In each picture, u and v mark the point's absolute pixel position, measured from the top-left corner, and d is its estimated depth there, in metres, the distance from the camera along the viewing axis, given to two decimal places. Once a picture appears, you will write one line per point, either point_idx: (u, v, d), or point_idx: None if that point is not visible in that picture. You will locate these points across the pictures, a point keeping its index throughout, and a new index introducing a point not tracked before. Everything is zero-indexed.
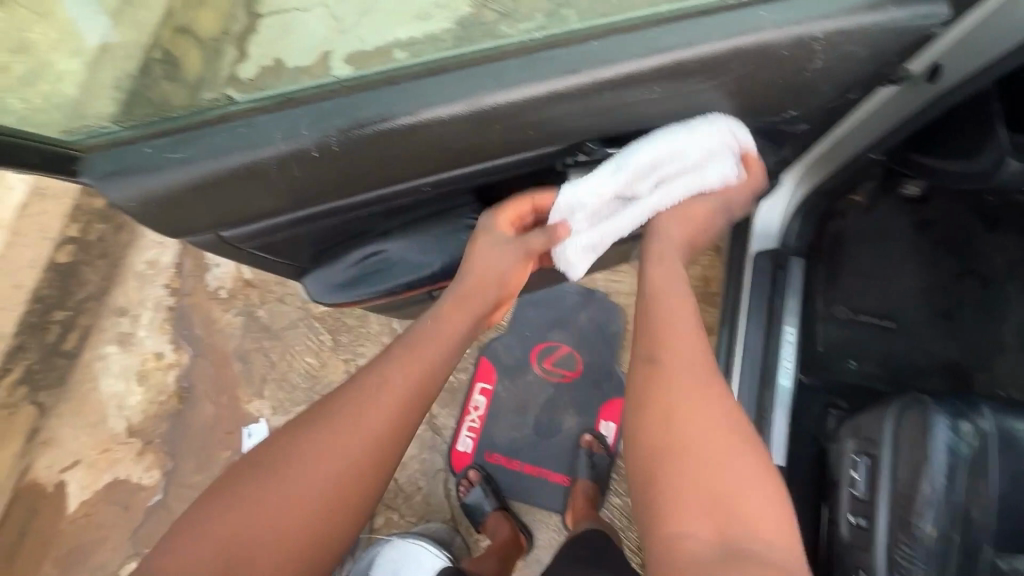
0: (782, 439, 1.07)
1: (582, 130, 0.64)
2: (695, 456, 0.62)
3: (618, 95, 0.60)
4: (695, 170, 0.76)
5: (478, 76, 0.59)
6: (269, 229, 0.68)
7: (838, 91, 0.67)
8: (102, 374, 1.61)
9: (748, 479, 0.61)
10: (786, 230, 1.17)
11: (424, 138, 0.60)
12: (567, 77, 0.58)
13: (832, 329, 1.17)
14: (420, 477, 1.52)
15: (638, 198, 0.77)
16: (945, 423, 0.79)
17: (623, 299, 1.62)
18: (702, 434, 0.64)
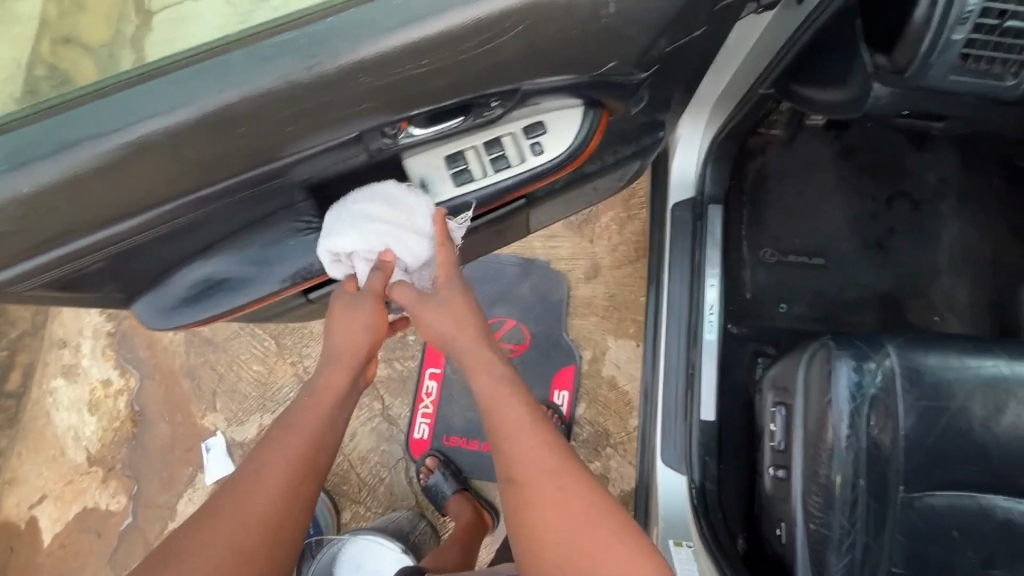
0: (712, 394, 1.04)
1: (386, 114, 0.58)
2: (581, 543, 0.61)
3: (405, 70, 0.54)
4: (536, 139, 0.69)
5: (239, 67, 0.52)
6: (28, 281, 0.60)
7: (671, 31, 0.61)
8: (54, 409, 1.60)
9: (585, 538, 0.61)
10: (701, 176, 1.11)
11: (200, 150, 0.54)
12: (338, 56, 0.52)
13: (761, 274, 1.13)
14: (381, 468, 1.52)
15: (478, 177, 0.70)
16: (850, 366, 0.76)
17: (564, 265, 1.57)
18: (559, 532, 0.62)
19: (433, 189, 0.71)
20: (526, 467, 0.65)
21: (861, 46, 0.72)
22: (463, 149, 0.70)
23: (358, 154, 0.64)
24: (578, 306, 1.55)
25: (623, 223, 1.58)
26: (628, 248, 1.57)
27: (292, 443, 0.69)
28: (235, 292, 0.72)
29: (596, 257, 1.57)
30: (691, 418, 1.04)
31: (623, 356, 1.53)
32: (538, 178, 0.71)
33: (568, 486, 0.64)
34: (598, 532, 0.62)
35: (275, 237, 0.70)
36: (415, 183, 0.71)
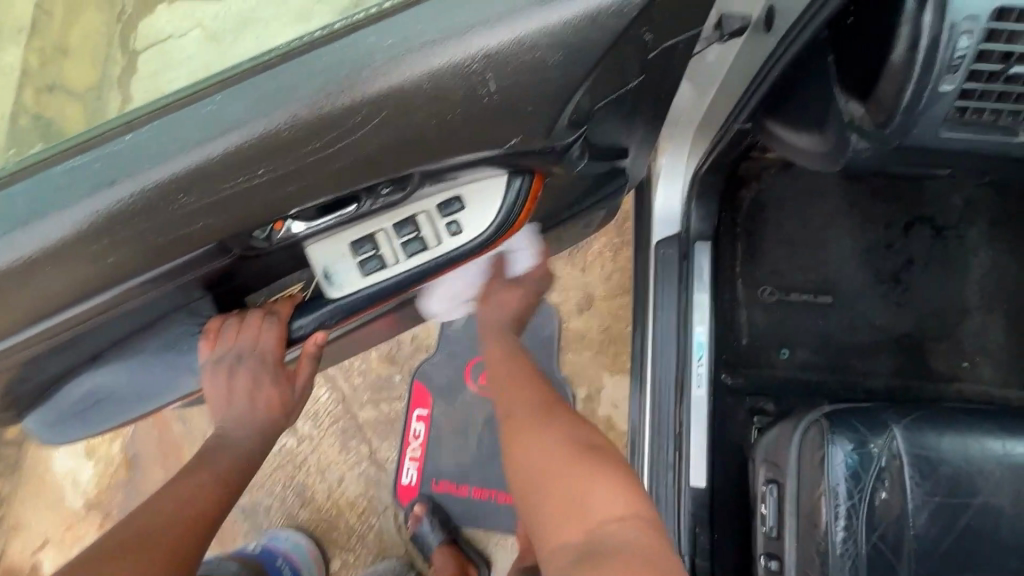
0: (704, 458, 0.93)
1: (282, 206, 0.54)
2: (601, 505, 0.60)
3: (299, 156, 0.50)
4: (453, 217, 0.66)
5: (114, 161, 0.49)
6: None
7: (586, 83, 0.54)
8: (53, 454, 1.62)
9: (597, 484, 0.63)
10: (684, 211, 1.00)
11: (84, 254, 0.51)
12: (216, 141, 0.48)
13: (759, 316, 1.01)
14: (370, 515, 1.47)
15: (390, 261, 0.67)
16: (849, 448, 0.64)
17: (555, 297, 1.48)
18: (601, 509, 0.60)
19: (337, 281, 0.68)
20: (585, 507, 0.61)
21: (837, 89, 0.63)
22: (374, 231, 0.66)
23: (262, 254, 0.64)
24: (570, 340, 1.45)
25: (617, 250, 1.47)
26: (622, 277, 1.46)
27: (189, 487, 0.70)
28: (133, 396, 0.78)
29: (589, 288, 1.47)
30: (681, 486, 0.92)
31: (619, 394, 1.42)
32: (463, 259, 0.68)
33: (639, 556, 0.53)
34: (611, 471, 0.64)
35: (161, 348, 0.75)
36: (320, 275, 0.68)
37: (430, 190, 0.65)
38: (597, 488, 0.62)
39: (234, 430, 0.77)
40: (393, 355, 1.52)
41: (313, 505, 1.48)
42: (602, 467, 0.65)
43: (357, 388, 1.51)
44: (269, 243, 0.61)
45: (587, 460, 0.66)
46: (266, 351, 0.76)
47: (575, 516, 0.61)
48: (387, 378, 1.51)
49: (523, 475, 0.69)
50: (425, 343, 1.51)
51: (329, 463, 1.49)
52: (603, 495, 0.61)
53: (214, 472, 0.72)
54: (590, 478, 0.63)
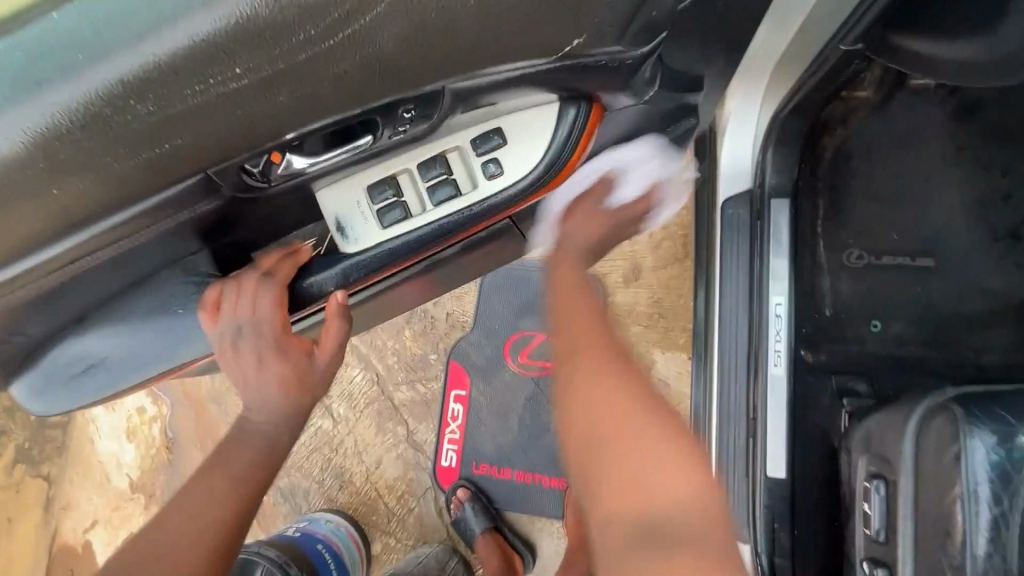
0: (782, 445, 0.82)
1: (277, 121, 0.45)
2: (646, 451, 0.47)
3: (285, 52, 0.40)
4: (489, 156, 0.61)
5: (28, 57, 0.37)
6: None
7: None
8: (96, 437, 1.63)
9: (664, 459, 0.47)
10: (758, 167, 0.87)
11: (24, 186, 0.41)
12: (165, 32, 0.37)
13: (844, 283, 0.87)
14: (410, 498, 1.42)
15: (415, 209, 0.63)
16: (993, 441, 0.53)
17: (599, 268, 1.36)
18: (625, 461, 0.47)
19: (354, 234, 0.65)
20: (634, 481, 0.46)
21: None
22: (400, 173, 0.62)
23: (261, 196, 0.57)
24: (617, 314, 1.35)
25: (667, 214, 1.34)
26: (674, 244, 1.33)
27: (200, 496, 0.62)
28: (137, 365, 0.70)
29: (637, 257, 1.34)
30: (755, 475, 0.83)
31: (671, 371, 1.31)
32: (497, 209, 0.64)
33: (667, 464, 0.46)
34: (617, 389, 0.53)
35: (156, 307, 0.67)
36: (333, 226, 0.65)
37: (463, 124, 0.60)
38: (637, 426, 0.49)
39: (250, 417, 0.67)
40: (428, 333, 1.44)
41: (352, 488, 1.44)
42: (681, 441, 0.48)
43: (392, 368, 1.45)
44: (261, 182, 0.54)
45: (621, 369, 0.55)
46: (265, 321, 0.67)
47: (621, 452, 0.47)
48: (422, 357, 1.44)
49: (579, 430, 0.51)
50: (461, 321, 1.43)
51: (366, 445, 1.44)
52: (641, 452, 0.47)
53: (230, 477, 0.64)
54: (585, 377, 0.54)
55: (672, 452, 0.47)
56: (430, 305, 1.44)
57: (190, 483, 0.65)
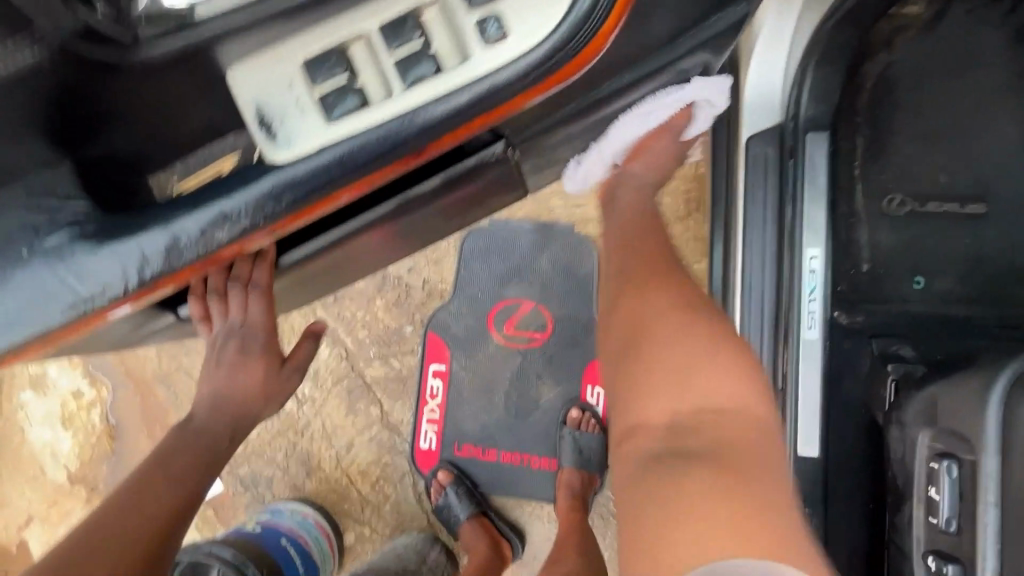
0: (816, 421, 0.71)
1: None
2: (698, 383, 0.50)
3: None
4: (483, 17, 0.45)
5: None
6: None
7: None
8: (26, 425, 1.44)
9: (720, 382, 0.50)
10: (790, 96, 0.74)
11: None
12: None
13: (884, 235, 0.76)
14: (386, 484, 1.29)
15: (380, 94, 0.46)
16: None
17: (593, 228, 1.23)
18: (708, 396, 0.49)
19: (284, 134, 0.47)
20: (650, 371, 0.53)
21: None
22: (354, 43, 0.46)
23: (128, 63, 0.48)
24: None
25: (668, 167, 1.21)
26: (675, 200, 1.21)
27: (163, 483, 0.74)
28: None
29: None
30: (782, 454, 0.72)
31: None
32: (490, 103, 0.47)
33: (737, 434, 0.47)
34: (705, 346, 0.52)
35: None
36: (255, 123, 0.47)
37: None
38: (722, 381, 0.50)
39: (199, 414, 0.82)
40: (402, 303, 1.29)
41: (321, 475, 1.31)
42: (742, 367, 0.51)
43: (362, 343, 1.30)
44: (108, 21, 0.45)
45: (682, 357, 0.52)
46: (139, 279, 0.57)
47: (679, 382, 0.51)
48: (396, 329, 1.30)
49: (622, 428, 0.52)
50: (439, 289, 1.28)
51: (335, 427, 1.30)
52: (728, 388, 0.50)
53: (172, 471, 0.75)
54: (698, 349, 0.52)
55: (723, 360, 0.52)
56: (404, 272, 1.29)
57: (138, 476, 0.74)
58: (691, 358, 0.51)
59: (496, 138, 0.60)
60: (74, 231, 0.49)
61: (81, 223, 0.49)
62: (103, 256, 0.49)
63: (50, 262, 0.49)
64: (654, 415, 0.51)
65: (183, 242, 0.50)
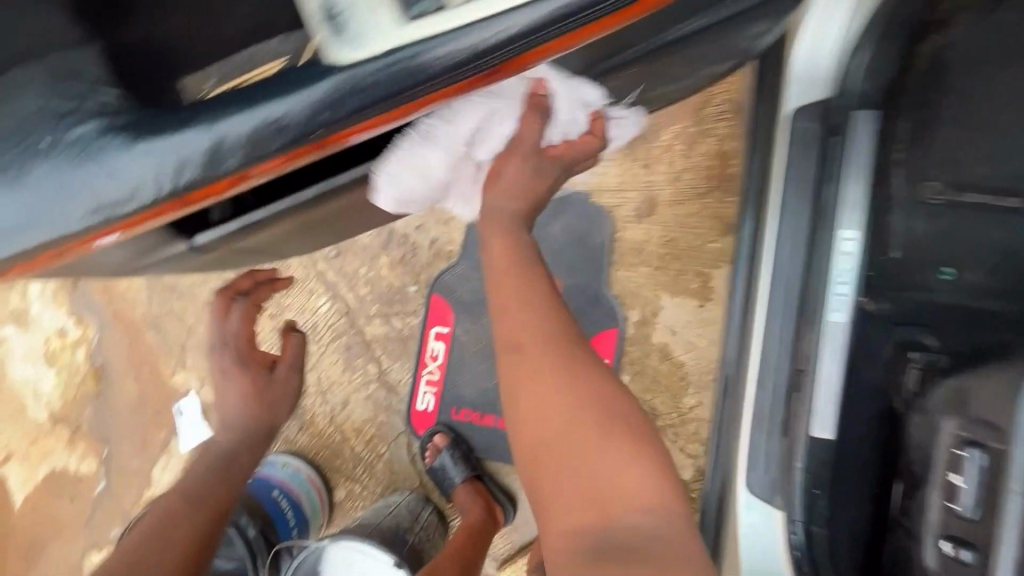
0: (833, 406, 0.69)
1: None
2: (561, 411, 0.62)
3: None
4: None
5: None
6: None
7: None
8: (7, 360, 1.40)
9: (622, 454, 0.59)
10: (840, 70, 0.71)
11: None
12: None
13: (916, 223, 0.73)
14: (380, 442, 1.28)
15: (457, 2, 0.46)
16: None
17: (609, 198, 1.21)
18: (543, 411, 0.62)
19: (348, 30, 0.46)
20: (537, 433, 0.62)
21: None
22: None
23: None
24: (625, 253, 1.20)
25: (691, 142, 1.18)
26: (695, 176, 1.18)
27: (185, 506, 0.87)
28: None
29: (653, 189, 1.20)
30: (795, 434, 0.73)
31: (680, 319, 1.19)
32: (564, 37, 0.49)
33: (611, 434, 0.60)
34: (570, 409, 0.61)
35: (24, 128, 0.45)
36: (322, 14, 0.46)
37: None
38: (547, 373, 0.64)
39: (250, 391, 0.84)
40: (408, 262, 1.26)
41: (314, 430, 1.29)
42: (572, 351, 0.66)
43: (364, 299, 1.28)
44: None
45: (575, 370, 0.64)
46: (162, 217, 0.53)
47: (581, 466, 0.58)
48: (400, 288, 1.27)
49: (531, 433, 0.62)
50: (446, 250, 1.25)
51: (331, 383, 1.28)
52: (609, 458, 0.58)
53: None
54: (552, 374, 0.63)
55: (567, 392, 0.62)
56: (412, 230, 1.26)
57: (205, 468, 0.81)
58: (548, 366, 0.64)
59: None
60: (106, 122, 0.46)
61: (112, 117, 0.46)
62: (136, 155, 0.45)
63: (78, 155, 0.45)
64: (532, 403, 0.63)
65: (221, 150, 0.46)
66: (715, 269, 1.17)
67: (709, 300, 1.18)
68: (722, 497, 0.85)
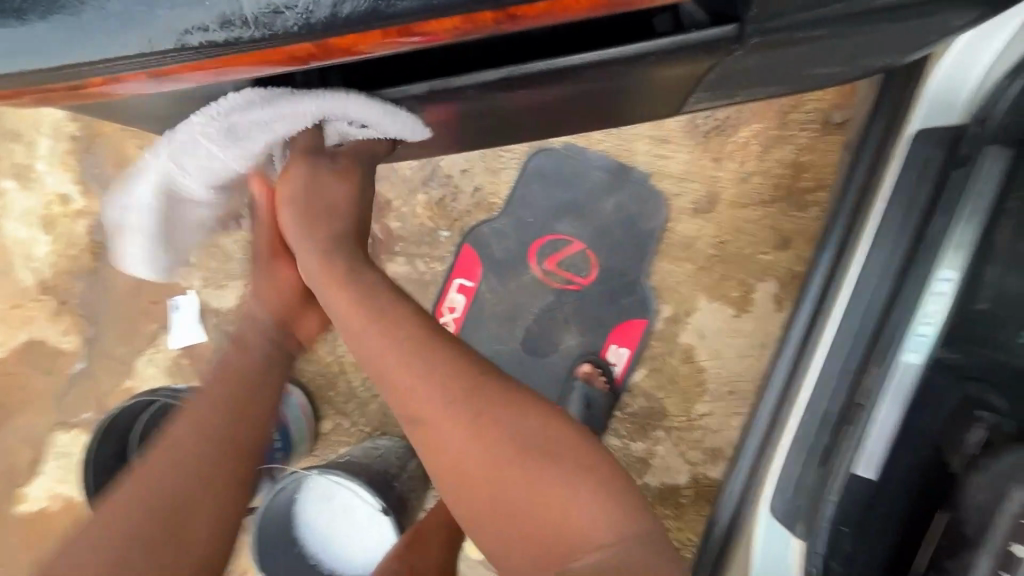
0: (883, 446, 0.67)
1: None
2: (495, 450, 0.62)
3: None
4: None
5: None
6: None
7: None
8: (2, 216, 1.32)
9: (576, 486, 0.61)
10: (986, 96, 0.63)
11: None
12: None
13: (1010, 278, 0.63)
14: (377, 383, 1.23)
15: None
16: None
17: (670, 185, 1.15)
18: (466, 460, 0.62)
19: None
20: (461, 463, 0.63)
21: None
22: None
23: None
24: (672, 245, 1.15)
25: (769, 145, 1.12)
26: (764, 182, 1.12)
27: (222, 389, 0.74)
28: (65, 38, 0.40)
29: (717, 185, 1.13)
30: (834, 467, 0.69)
31: (712, 324, 1.15)
32: None
33: (507, 460, 0.62)
34: (513, 459, 0.62)
35: None
36: None
37: None
38: (446, 405, 0.63)
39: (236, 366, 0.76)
40: (446, 205, 1.20)
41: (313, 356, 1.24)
42: (508, 394, 0.65)
43: (392, 234, 1.21)
44: None
45: (469, 405, 0.63)
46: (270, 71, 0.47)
47: (521, 488, 0.61)
48: (432, 231, 1.20)
49: (453, 461, 0.63)
50: (488, 202, 1.19)
51: None
52: (551, 477, 0.61)
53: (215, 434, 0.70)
54: (474, 425, 0.63)
55: (500, 437, 0.63)
56: (457, 173, 1.19)
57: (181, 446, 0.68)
58: (457, 408, 0.63)
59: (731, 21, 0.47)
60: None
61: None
62: None
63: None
64: (463, 430, 0.63)
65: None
66: (761, 282, 1.13)
67: (745, 312, 1.13)
68: (737, 514, 0.82)
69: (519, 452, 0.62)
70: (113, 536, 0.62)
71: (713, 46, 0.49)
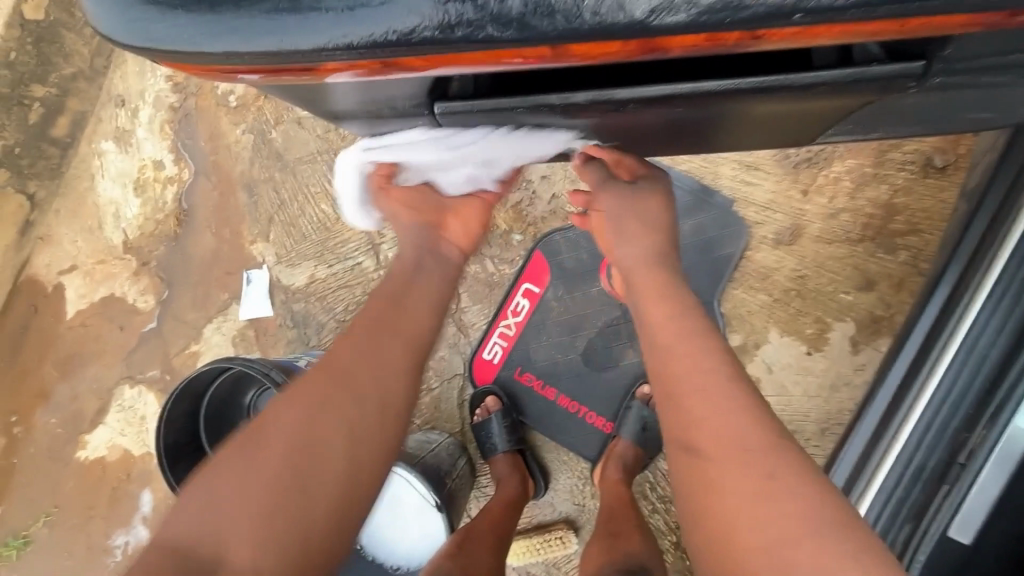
0: (981, 510, 0.62)
1: None
2: (732, 439, 0.56)
3: None
4: None
5: None
6: None
7: None
8: (99, 175, 1.39)
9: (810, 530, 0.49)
10: None
11: None
12: None
13: None
14: (433, 377, 1.24)
15: None
16: None
17: (753, 213, 1.12)
18: (717, 438, 0.57)
19: None
20: (704, 437, 0.58)
21: None
22: None
23: None
24: (748, 274, 1.12)
25: (863, 182, 1.08)
26: (853, 220, 1.09)
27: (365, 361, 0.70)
28: (269, 27, 0.42)
29: (802, 218, 1.11)
30: (923, 524, 0.66)
31: (781, 359, 1.11)
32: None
33: (754, 454, 0.54)
34: (768, 468, 0.53)
35: None
36: None
37: None
38: (703, 424, 0.58)
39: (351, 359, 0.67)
40: (522, 209, 1.20)
41: None
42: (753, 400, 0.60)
43: None
44: None
45: (740, 401, 0.59)
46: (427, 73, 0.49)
47: (762, 491, 0.52)
48: (504, 233, 1.21)
49: (698, 431, 0.59)
50: (565, 210, 1.19)
51: None
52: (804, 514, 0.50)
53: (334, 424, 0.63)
54: (735, 415, 0.58)
55: (759, 436, 0.56)
56: (536, 178, 1.19)
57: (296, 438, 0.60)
58: (723, 394, 0.59)
59: (919, 57, 0.45)
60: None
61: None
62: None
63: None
64: (720, 433, 0.57)
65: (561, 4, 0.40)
66: (838, 322, 1.09)
67: (818, 351, 1.10)
68: None
69: (782, 463, 0.54)
70: (250, 510, 0.56)
71: (893, 81, 0.47)
